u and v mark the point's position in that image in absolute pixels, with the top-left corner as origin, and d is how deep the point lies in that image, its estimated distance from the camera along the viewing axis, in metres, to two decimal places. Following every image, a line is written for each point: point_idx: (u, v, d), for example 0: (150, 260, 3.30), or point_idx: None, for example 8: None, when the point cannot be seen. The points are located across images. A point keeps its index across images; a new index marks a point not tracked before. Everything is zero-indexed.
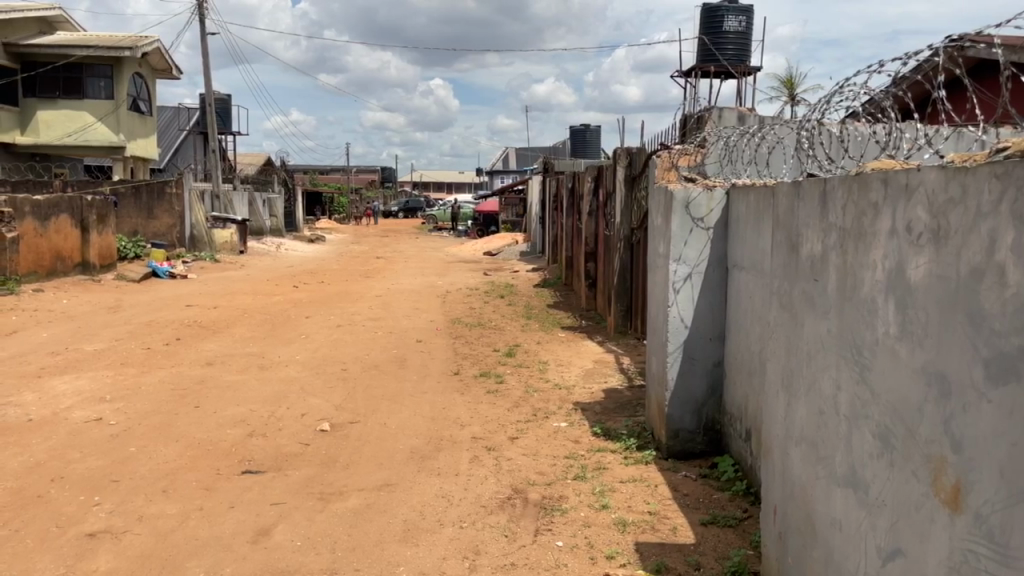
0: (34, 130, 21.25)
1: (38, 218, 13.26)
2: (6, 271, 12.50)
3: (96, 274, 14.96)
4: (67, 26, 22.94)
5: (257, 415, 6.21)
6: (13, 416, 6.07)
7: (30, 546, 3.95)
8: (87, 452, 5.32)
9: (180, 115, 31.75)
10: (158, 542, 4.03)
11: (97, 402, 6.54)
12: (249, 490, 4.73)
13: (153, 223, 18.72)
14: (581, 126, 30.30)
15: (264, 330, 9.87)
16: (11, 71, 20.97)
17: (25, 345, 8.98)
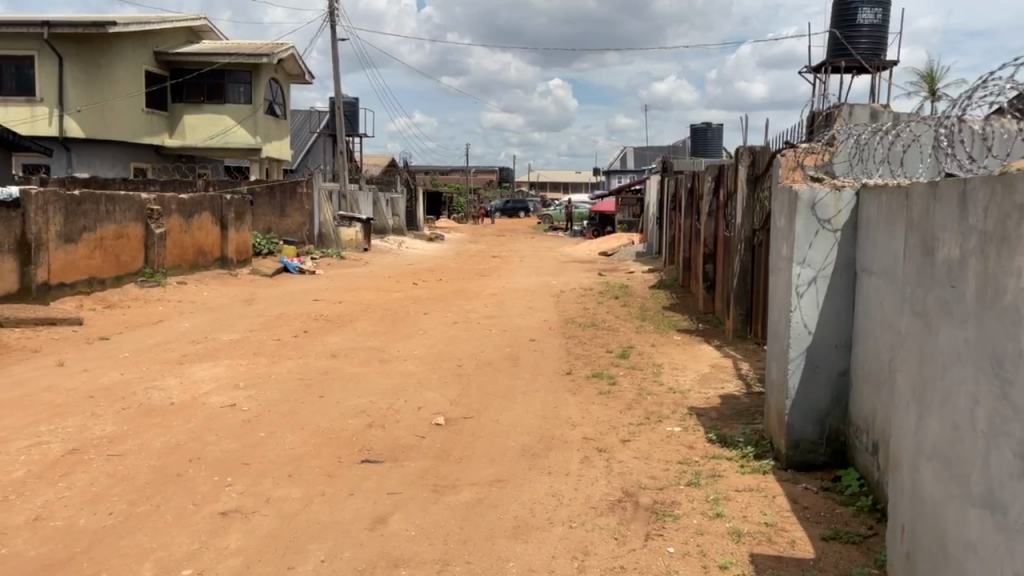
0: (181, 133, 22.81)
1: (182, 215, 14.28)
2: (155, 264, 13.43)
3: (233, 269, 15.92)
4: (211, 35, 24.51)
5: (377, 407, 6.43)
6: (158, 399, 6.55)
7: (169, 521, 4.26)
8: (222, 435, 5.69)
9: (311, 118, 33.30)
10: (284, 523, 4.25)
11: (231, 388, 6.97)
12: (368, 478, 4.91)
13: (286, 221, 19.68)
14: (702, 124, 29.65)
15: (384, 324, 10.21)
16: (162, 78, 22.60)
17: (169, 334, 9.67)
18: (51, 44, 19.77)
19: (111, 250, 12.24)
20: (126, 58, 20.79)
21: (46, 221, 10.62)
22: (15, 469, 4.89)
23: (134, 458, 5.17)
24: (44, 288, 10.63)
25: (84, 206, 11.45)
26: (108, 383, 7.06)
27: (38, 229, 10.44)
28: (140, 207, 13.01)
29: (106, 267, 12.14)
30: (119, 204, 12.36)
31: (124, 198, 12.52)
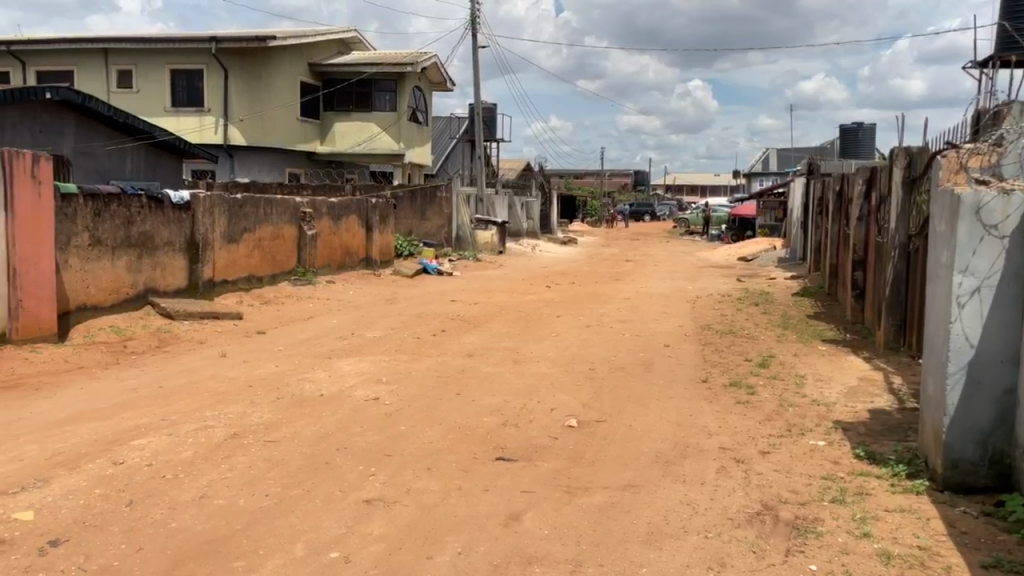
0: (332, 139, 24.13)
1: (331, 217, 15.10)
2: (306, 264, 14.24)
3: (377, 269, 16.66)
4: (360, 46, 25.74)
5: (510, 406, 6.55)
6: (309, 390, 6.98)
7: (319, 505, 4.53)
8: (365, 427, 5.97)
9: (452, 124, 34.24)
10: (423, 514, 4.42)
11: (374, 383, 7.31)
12: (502, 475, 5.02)
13: (426, 224, 20.46)
14: (853, 124, 28.12)
15: (519, 326, 10.36)
16: (315, 88, 23.94)
17: (319, 329, 10.25)
18: (218, 58, 21.32)
19: (268, 250, 13.12)
20: (283, 70, 22.10)
21: (212, 223, 11.53)
22: (184, 450, 5.34)
23: (287, 445, 5.52)
24: (209, 284, 11.52)
25: (244, 209, 12.33)
26: (264, 374, 7.58)
27: (204, 230, 11.35)
28: (294, 210, 13.86)
29: (263, 266, 13.01)
30: (276, 207, 13.22)
31: (281, 202, 13.38)
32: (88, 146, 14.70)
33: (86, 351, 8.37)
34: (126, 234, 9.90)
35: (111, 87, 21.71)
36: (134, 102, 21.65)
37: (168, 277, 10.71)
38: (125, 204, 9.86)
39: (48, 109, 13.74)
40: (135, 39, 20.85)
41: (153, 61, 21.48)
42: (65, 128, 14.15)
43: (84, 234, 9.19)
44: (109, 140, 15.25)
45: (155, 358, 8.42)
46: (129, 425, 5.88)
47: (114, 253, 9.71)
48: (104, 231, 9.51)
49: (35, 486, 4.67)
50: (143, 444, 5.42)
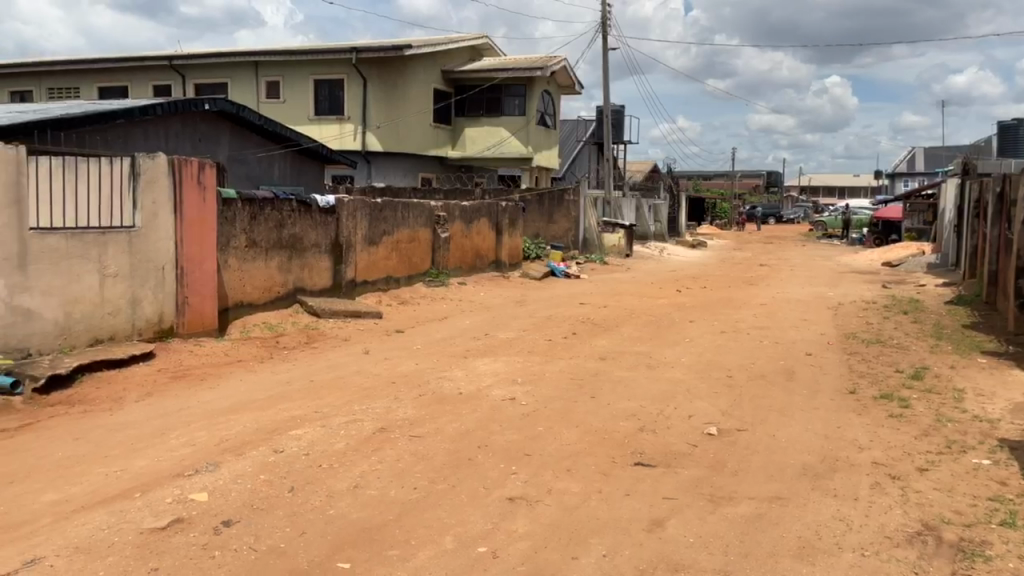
0: (463, 145, 24.74)
1: (463, 221, 15.48)
2: (440, 265, 14.66)
3: (506, 271, 16.93)
4: (491, 52, 26.22)
5: (647, 412, 6.51)
6: (448, 388, 7.19)
7: (465, 500, 4.67)
8: (505, 426, 6.10)
9: (579, 126, 34.55)
10: (566, 515, 4.47)
11: (510, 383, 7.45)
12: (643, 481, 5.00)
13: (553, 227, 20.58)
14: (1014, 120, 26.09)
15: (650, 330, 10.27)
16: (448, 94, 24.61)
17: (453, 329, 10.53)
18: (357, 68, 22.29)
19: (404, 252, 13.60)
20: (418, 77, 22.84)
21: (354, 225, 12.09)
22: (337, 441, 5.63)
23: (431, 440, 5.72)
24: (351, 284, 12.08)
25: (384, 213, 12.85)
26: (405, 371, 7.88)
27: (348, 232, 11.92)
28: (429, 213, 14.31)
29: (400, 267, 13.50)
30: (412, 210, 13.67)
31: (417, 205, 13.84)
32: (241, 153, 15.70)
33: (243, 346, 8.97)
34: (278, 237, 10.53)
35: (260, 98, 23.07)
36: (280, 112, 22.97)
37: (314, 277, 11.31)
38: (278, 208, 10.48)
39: (207, 119, 14.77)
40: (282, 52, 22.06)
41: (298, 72, 22.68)
42: (221, 137, 15.17)
43: (242, 236, 9.86)
44: (259, 147, 16.24)
45: (304, 353, 8.92)
46: (285, 416, 6.26)
47: (267, 254, 10.35)
48: (259, 232, 10.15)
49: (207, 469, 5.06)
50: (300, 434, 5.76)
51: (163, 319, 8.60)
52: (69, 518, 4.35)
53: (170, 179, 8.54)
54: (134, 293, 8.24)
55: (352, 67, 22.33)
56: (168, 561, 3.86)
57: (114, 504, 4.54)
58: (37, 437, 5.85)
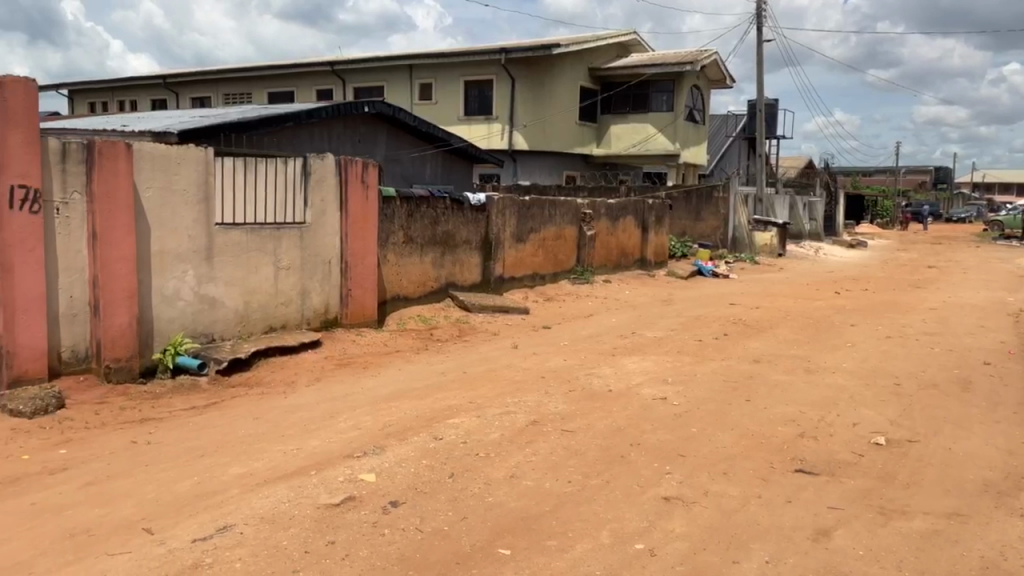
0: (608, 142, 24.73)
1: (610, 218, 15.47)
2: (585, 263, 14.70)
3: (651, 270, 16.75)
4: (638, 48, 25.96)
5: (807, 417, 6.27)
6: (598, 385, 7.22)
7: (621, 497, 4.69)
8: (657, 426, 6.05)
9: (729, 121, 33.48)
10: (724, 518, 4.39)
11: (661, 383, 7.37)
12: (805, 488, 4.83)
13: (701, 225, 20.16)
14: None
15: (808, 333, 9.86)
16: (594, 92, 24.62)
17: (601, 327, 10.54)
18: (506, 68, 22.68)
19: (551, 249, 13.75)
20: (565, 76, 22.97)
21: (503, 223, 12.36)
22: (493, 432, 5.80)
23: (584, 436, 5.78)
24: (499, 280, 12.38)
25: (532, 211, 13.05)
26: (555, 367, 7.97)
27: (497, 229, 12.20)
28: (575, 211, 14.38)
29: (546, 264, 13.66)
30: (560, 208, 13.79)
31: (565, 203, 13.94)
32: (396, 153, 16.40)
33: (400, 337, 9.40)
34: (433, 233, 10.92)
35: (413, 99, 23.96)
36: (432, 112, 23.76)
37: (465, 272, 11.67)
38: (432, 206, 10.88)
39: (366, 121, 15.53)
40: (434, 54, 22.78)
41: (449, 73, 23.35)
42: (379, 137, 15.89)
43: (399, 232, 10.30)
44: (413, 147, 16.90)
45: (457, 346, 9.22)
46: (442, 405, 6.50)
47: (422, 250, 10.77)
48: (415, 229, 10.57)
49: (374, 452, 5.35)
50: (458, 423, 5.98)
51: (329, 309, 9.16)
52: (254, 491, 4.72)
53: (337, 178, 9.07)
54: (304, 285, 8.82)
55: (501, 67, 22.75)
56: (343, 537, 4.12)
57: (292, 480, 4.89)
58: (222, 415, 6.38)
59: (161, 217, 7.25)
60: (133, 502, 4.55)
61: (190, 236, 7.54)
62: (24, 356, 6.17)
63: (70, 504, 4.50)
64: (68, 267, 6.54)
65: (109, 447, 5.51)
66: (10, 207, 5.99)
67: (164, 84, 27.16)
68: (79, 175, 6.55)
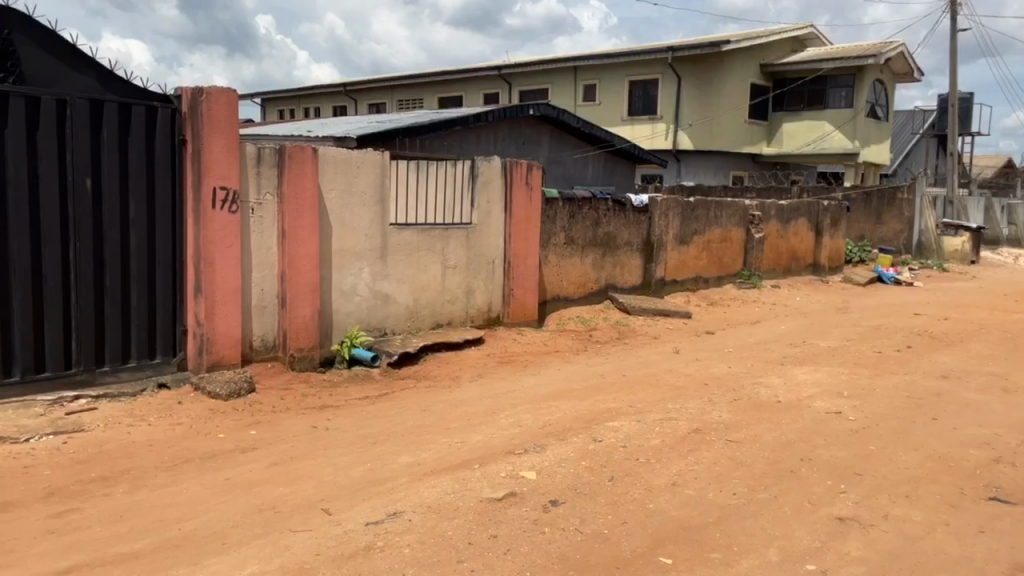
0: (779, 140, 23.75)
1: (780, 221, 14.81)
2: (752, 267, 14.17)
3: (825, 275, 15.89)
4: (815, 41, 24.66)
5: (1003, 441, 5.70)
6: (765, 395, 6.92)
7: (790, 513, 4.47)
8: (831, 441, 5.72)
9: (915, 118, 30.93)
10: (906, 545, 4.09)
11: (835, 396, 6.95)
12: (1002, 519, 4.40)
13: (881, 228, 18.93)
14: None
15: (1006, 349, 8.96)
16: (765, 89, 23.68)
17: (769, 334, 10.12)
18: (673, 67, 22.26)
19: (716, 252, 13.36)
20: (734, 73, 22.24)
21: (666, 225, 12.15)
22: (654, 437, 5.71)
23: (750, 447, 5.56)
24: (661, 283, 12.20)
25: (696, 213, 12.74)
26: (718, 374, 7.73)
27: (660, 231, 12.02)
28: (744, 213, 13.90)
29: (711, 267, 13.30)
30: (727, 209, 13.39)
31: (731, 205, 13.52)
32: (558, 155, 16.54)
33: (560, 337, 9.49)
34: (594, 235, 10.91)
35: (577, 100, 24.06)
36: (596, 113, 23.74)
37: (626, 274, 11.58)
38: (595, 207, 10.87)
39: (531, 123, 15.76)
40: (599, 55, 22.75)
41: (614, 73, 23.23)
42: (543, 139, 16.10)
43: (561, 233, 10.38)
44: (576, 148, 16.97)
45: (617, 349, 9.17)
46: (602, 408, 6.49)
47: (583, 251, 10.80)
48: (577, 230, 10.62)
49: (534, 450, 5.43)
50: (617, 426, 5.94)
51: (492, 308, 9.40)
52: (422, 480, 4.92)
53: (502, 180, 9.27)
54: (469, 283, 9.09)
55: (667, 66, 22.35)
56: (505, 531, 4.20)
57: (456, 472, 5.05)
58: (393, 406, 6.70)
59: (342, 217, 7.72)
60: (313, 483, 4.87)
61: (367, 235, 7.97)
62: (222, 342, 6.77)
63: (259, 481, 4.89)
64: (261, 263, 7.10)
65: (293, 431, 5.94)
66: (213, 206, 6.58)
67: (344, 92, 28.91)
68: (272, 178, 7.09)
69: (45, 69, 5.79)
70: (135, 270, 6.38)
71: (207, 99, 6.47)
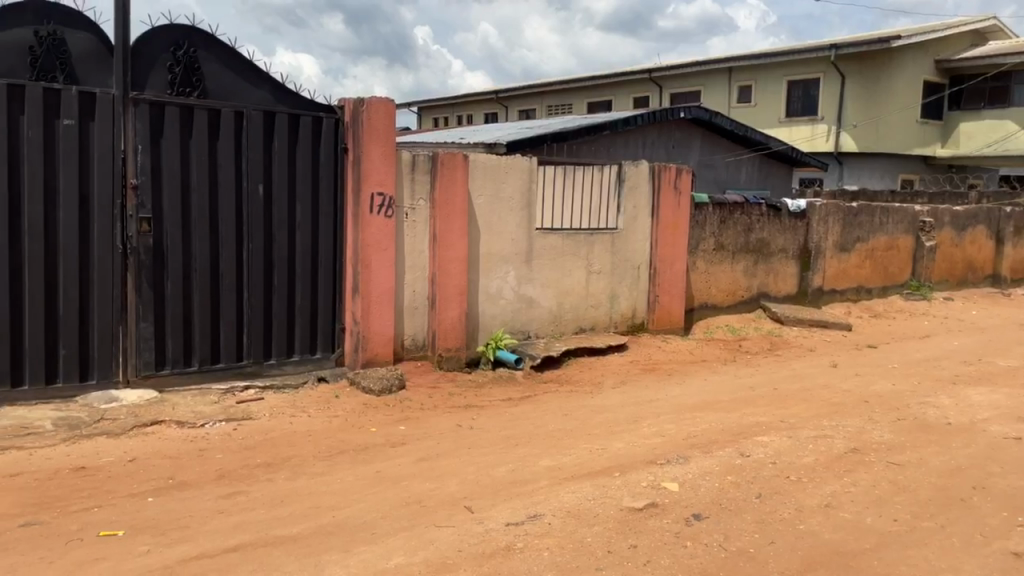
0: (956, 142, 22.15)
1: (955, 228, 13.67)
2: (922, 277, 13.19)
3: (1006, 288, 14.54)
4: (999, 33, 22.67)
5: None
6: (933, 416, 6.42)
7: (959, 546, 4.13)
8: (1009, 469, 5.23)
9: None
10: None
11: (1014, 420, 6.33)
12: None
13: None
14: None
15: None
16: (941, 86, 22.12)
17: (939, 350, 9.38)
18: (836, 65, 21.05)
19: (880, 261, 12.54)
20: (904, 69, 20.86)
21: (826, 231, 11.54)
22: (806, 455, 5.43)
23: (914, 471, 5.18)
24: (818, 292, 11.60)
25: (859, 218, 12.01)
26: (881, 391, 7.24)
27: (818, 238, 11.44)
28: (912, 219, 12.97)
29: (874, 277, 12.49)
30: (893, 215, 12.55)
31: (898, 210, 12.64)
32: (710, 158, 16.10)
33: (708, 346, 9.24)
34: (746, 241, 10.54)
35: (731, 102, 23.33)
36: (751, 116, 22.93)
37: (779, 282, 11.10)
38: (747, 213, 10.50)
39: (681, 126, 15.44)
40: (755, 55, 21.95)
41: (772, 73, 22.34)
42: (693, 142, 15.74)
43: (711, 239, 10.10)
44: (729, 151, 16.46)
45: (768, 360, 8.80)
46: (750, 421, 6.25)
47: (734, 257, 10.46)
48: (728, 236, 10.30)
49: (678, 461, 5.31)
50: (767, 441, 5.71)
51: (636, 314, 9.29)
52: (562, 484, 4.93)
53: (649, 185, 9.15)
54: (614, 288, 9.03)
55: (830, 64, 21.15)
56: (645, 542, 4.14)
57: (597, 478, 5.03)
58: (535, 409, 6.77)
59: (490, 222, 7.88)
60: (457, 481, 5.01)
61: (513, 239, 8.10)
62: (376, 341, 7.10)
63: (407, 475, 5.08)
64: (414, 265, 7.37)
65: (440, 428, 6.13)
66: (371, 211, 6.90)
67: (495, 99, 29.47)
68: (424, 184, 7.35)
69: (226, 84, 6.28)
70: (299, 270, 6.81)
71: (367, 109, 6.80)
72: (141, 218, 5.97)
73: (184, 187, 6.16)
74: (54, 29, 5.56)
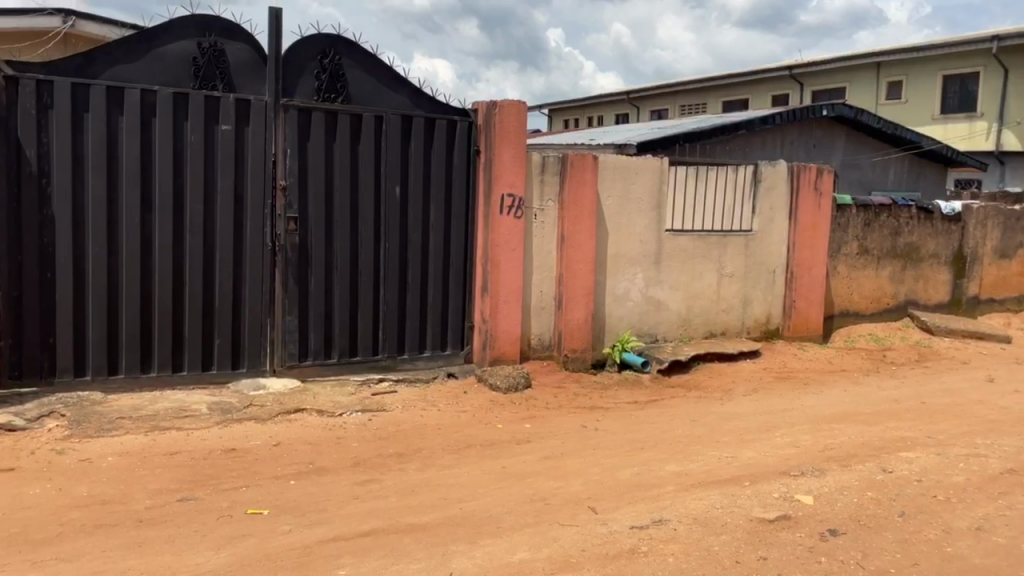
0: None
1: None
2: None
3: None
4: None
5: None
6: None
7: None
8: None
9: None
10: None
11: None
12: None
13: None
14: None
15: None
16: None
17: None
18: (998, 58, 19.46)
19: None
20: None
21: (984, 235, 10.77)
22: (957, 474, 5.07)
23: None
24: (974, 301, 10.82)
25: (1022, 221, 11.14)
26: None
27: (975, 242, 10.67)
28: None
29: None
30: None
31: None
32: (855, 158, 15.30)
33: (848, 355, 8.79)
34: (893, 245, 9.95)
35: (879, 99, 22.07)
36: (902, 114, 21.65)
37: (930, 290, 10.42)
38: (895, 215, 9.91)
39: (824, 125, 14.76)
40: (907, 48, 20.68)
41: (925, 67, 20.99)
42: (837, 142, 15.00)
43: (854, 242, 9.61)
44: (876, 151, 15.59)
45: (915, 372, 8.27)
46: (893, 436, 5.90)
47: (879, 263, 9.89)
48: (873, 240, 9.75)
49: (813, 474, 5.09)
50: (912, 458, 5.37)
51: (770, 319, 8.97)
52: (689, 491, 4.84)
53: (787, 186, 8.83)
54: (747, 293, 8.76)
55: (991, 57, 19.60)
56: (776, 555, 4.00)
57: (726, 487, 4.90)
58: (662, 413, 6.68)
59: (618, 223, 7.83)
60: (582, 481, 5.02)
61: (642, 241, 8.01)
62: (503, 339, 7.23)
63: (532, 473, 5.14)
64: (541, 265, 7.45)
65: (565, 428, 6.16)
66: (501, 212, 7.04)
67: (627, 100, 29.14)
68: (553, 186, 7.41)
69: (367, 90, 6.57)
70: (432, 269, 7.03)
71: (499, 112, 6.93)
72: (288, 217, 6.34)
73: (328, 189, 6.49)
74: (215, 41, 6.01)
